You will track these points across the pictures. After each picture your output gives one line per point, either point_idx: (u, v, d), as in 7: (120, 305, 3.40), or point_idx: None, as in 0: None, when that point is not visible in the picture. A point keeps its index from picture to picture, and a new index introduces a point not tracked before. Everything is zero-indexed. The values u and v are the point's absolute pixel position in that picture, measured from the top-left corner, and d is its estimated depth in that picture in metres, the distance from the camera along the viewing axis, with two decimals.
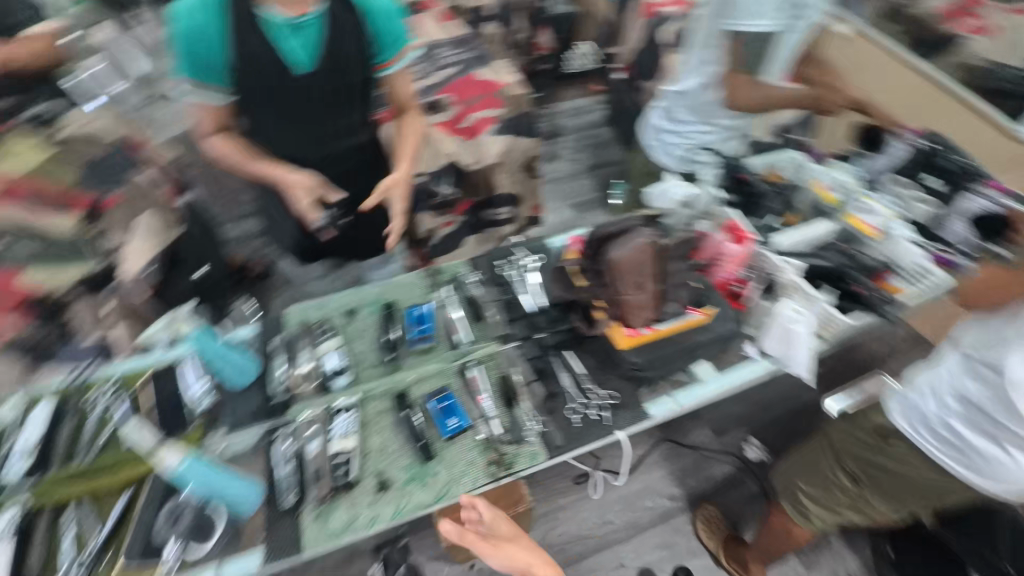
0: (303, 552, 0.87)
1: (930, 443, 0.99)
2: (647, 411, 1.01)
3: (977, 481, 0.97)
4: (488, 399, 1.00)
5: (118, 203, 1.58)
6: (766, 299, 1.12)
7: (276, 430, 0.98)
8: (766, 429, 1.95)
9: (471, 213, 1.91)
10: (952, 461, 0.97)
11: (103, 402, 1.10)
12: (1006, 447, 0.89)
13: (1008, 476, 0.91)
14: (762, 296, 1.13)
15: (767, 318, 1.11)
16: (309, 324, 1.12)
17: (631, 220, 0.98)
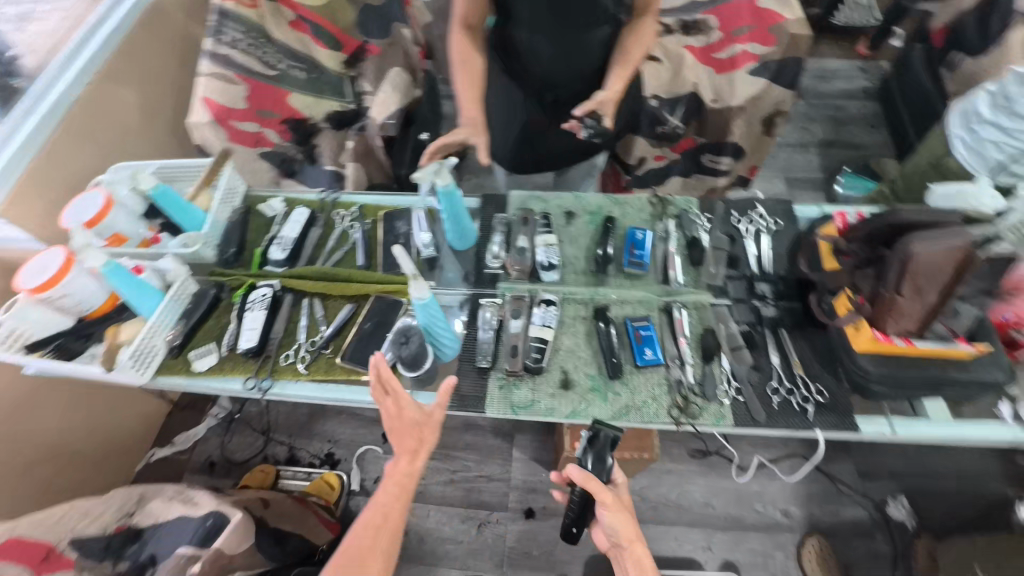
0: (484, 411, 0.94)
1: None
2: (858, 425, 0.90)
3: None
4: (687, 345, 0.97)
5: (375, 53, 1.71)
6: None
7: (483, 298, 1.06)
8: (924, 495, 1.70)
9: (688, 155, 1.79)
10: None
11: (344, 223, 1.26)
12: None
13: None
14: None
15: None
16: (530, 212, 1.14)
17: (946, 215, 0.81)
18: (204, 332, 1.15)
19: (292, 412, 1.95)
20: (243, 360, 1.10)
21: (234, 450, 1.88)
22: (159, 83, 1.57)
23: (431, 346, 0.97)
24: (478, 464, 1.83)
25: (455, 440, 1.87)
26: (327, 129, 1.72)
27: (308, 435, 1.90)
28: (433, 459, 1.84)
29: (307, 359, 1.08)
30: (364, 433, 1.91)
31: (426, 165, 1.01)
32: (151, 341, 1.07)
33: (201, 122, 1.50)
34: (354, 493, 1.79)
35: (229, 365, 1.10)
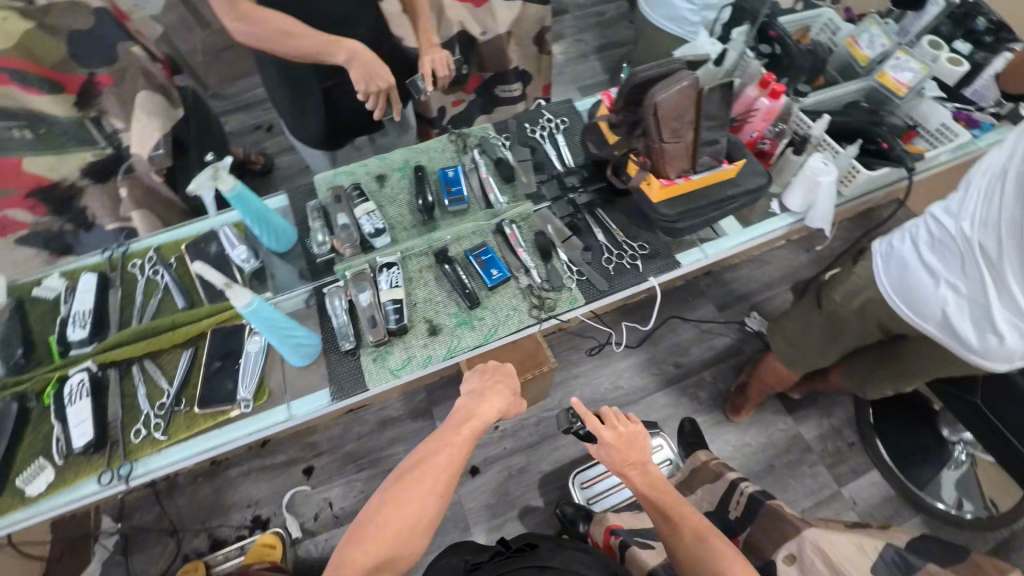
0: (367, 388, 0.94)
1: (880, 267, 1.09)
2: (677, 261, 1.06)
3: (910, 314, 1.05)
4: (525, 252, 1.04)
5: (109, 83, 1.45)
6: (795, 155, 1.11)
7: (326, 287, 1.04)
8: (766, 304, 2.06)
9: (481, 91, 1.85)
10: (893, 292, 1.07)
11: (146, 272, 1.12)
12: (939, 271, 0.98)
13: (930, 302, 1.00)
14: (791, 152, 1.13)
15: (794, 174, 1.13)
16: (341, 189, 1.12)
17: (672, 61, 0.94)
18: (20, 454, 0.96)
19: (192, 499, 1.75)
20: (85, 460, 0.95)
21: (144, 568, 1.65)
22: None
23: (287, 350, 0.93)
24: (409, 452, 1.82)
25: (379, 442, 1.84)
26: (89, 186, 1.48)
27: (222, 511, 1.73)
28: (365, 469, 1.80)
29: (162, 424, 0.97)
30: (282, 480, 1.78)
31: (198, 174, 0.92)
32: None
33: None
34: (297, 540, 1.68)
35: (71, 473, 0.94)
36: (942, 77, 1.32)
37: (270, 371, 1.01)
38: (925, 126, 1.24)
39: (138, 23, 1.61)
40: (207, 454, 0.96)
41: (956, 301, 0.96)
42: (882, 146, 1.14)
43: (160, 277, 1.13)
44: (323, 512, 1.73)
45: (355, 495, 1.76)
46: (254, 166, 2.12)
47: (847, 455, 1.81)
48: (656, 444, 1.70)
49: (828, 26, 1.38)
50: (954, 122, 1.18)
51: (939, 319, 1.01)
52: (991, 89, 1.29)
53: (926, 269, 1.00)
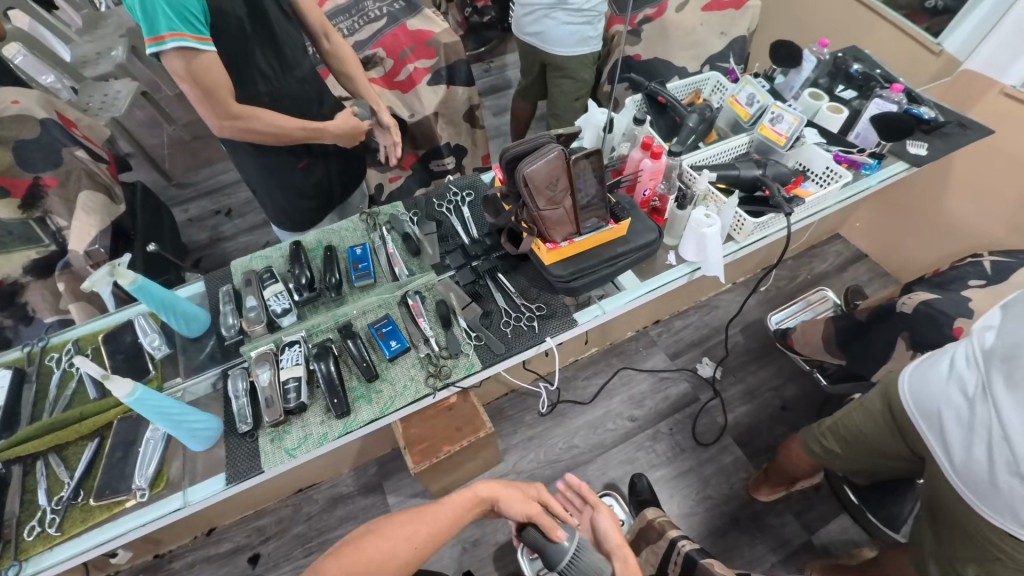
0: (264, 466, 0.94)
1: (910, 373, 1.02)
2: (575, 319, 1.09)
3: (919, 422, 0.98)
4: (426, 322, 1.08)
5: (54, 185, 1.54)
6: (681, 209, 1.17)
7: (232, 368, 1.07)
8: (718, 348, 2.06)
9: (418, 166, 1.97)
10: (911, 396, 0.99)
11: (63, 364, 1.15)
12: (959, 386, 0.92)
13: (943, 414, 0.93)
14: (678, 207, 1.19)
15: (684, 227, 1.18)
16: (253, 273, 1.17)
17: (540, 137, 1.01)
18: None
19: None
20: None
21: None
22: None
23: (180, 436, 0.93)
24: None
25: (330, 521, 1.78)
26: (31, 282, 1.52)
27: None
28: (312, 553, 1.72)
29: (58, 519, 0.95)
30: (228, 570, 1.70)
31: (97, 272, 0.97)
32: None
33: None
34: None
35: None
36: (825, 123, 1.41)
37: (172, 459, 1.01)
38: (812, 169, 1.31)
39: (88, 129, 1.73)
40: (102, 547, 0.94)
41: (969, 419, 0.89)
42: (764, 194, 1.21)
43: (77, 368, 1.15)
44: None
45: None
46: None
47: (813, 501, 1.75)
48: (606, 503, 1.66)
49: (717, 87, 1.50)
50: (835, 164, 1.24)
51: (940, 427, 0.93)
52: (871, 132, 1.36)
53: (954, 379, 0.93)
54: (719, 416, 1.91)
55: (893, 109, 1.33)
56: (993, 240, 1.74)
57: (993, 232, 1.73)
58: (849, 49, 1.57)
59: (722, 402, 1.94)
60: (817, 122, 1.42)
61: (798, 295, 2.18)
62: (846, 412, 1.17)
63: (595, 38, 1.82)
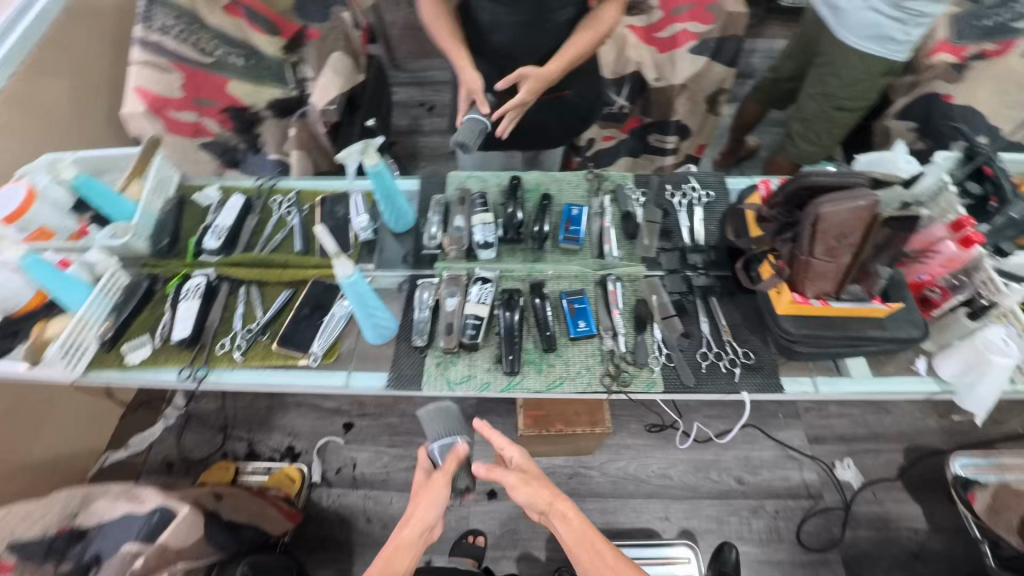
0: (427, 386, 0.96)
1: None
2: (782, 385, 0.94)
3: None
4: (620, 315, 1.00)
5: (316, 37, 1.63)
6: (971, 318, 0.94)
7: (421, 279, 1.08)
8: (869, 456, 1.78)
9: (636, 134, 1.84)
10: None
11: (282, 209, 1.24)
12: None
13: None
14: (964, 312, 0.95)
15: (959, 337, 0.95)
16: (468, 192, 1.15)
17: (854, 175, 0.83)
18: (136, 325, 1.09)
19: (249, 406, 1.91)
20: (177, 351, 1.05)
21: (191, 448, 1.85)
22: (90, 73, 1.52)
23: (365, 325, 0.97)
24: None
25: (417, 427, 1.87)
26: (269, 117, 1.66)
27: (267, 429, 1.87)
28: (395, 446, 1.84)
29: (244, 346, 1.05)
30: (324, 425, 1.88)
31: (351, 145, 1.02)
32: (81, 336, 1.01)
33: (135, 113, 1.43)
34: (315, 484, 1.77)
35: (162, 356, 1.05)
36: None
37: (346, 337, 1.06)
38: None
39: None
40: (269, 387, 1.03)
41: None
42: None
43: (291, 217, 1.23)
44: (345, 470, 1.80)
45: (378, 466, 1.80)
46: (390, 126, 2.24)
47: None
48: (684, 556, 1.51)
49: None
50: None
51: None
52: None
53: None
54: (838, 528, 1.67)
55: None
56: None
57: None
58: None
59: (849, 514, 1.69)
60: None
61: (999, 443, 1.78)
62: None
63: (902, 46, 1.44)
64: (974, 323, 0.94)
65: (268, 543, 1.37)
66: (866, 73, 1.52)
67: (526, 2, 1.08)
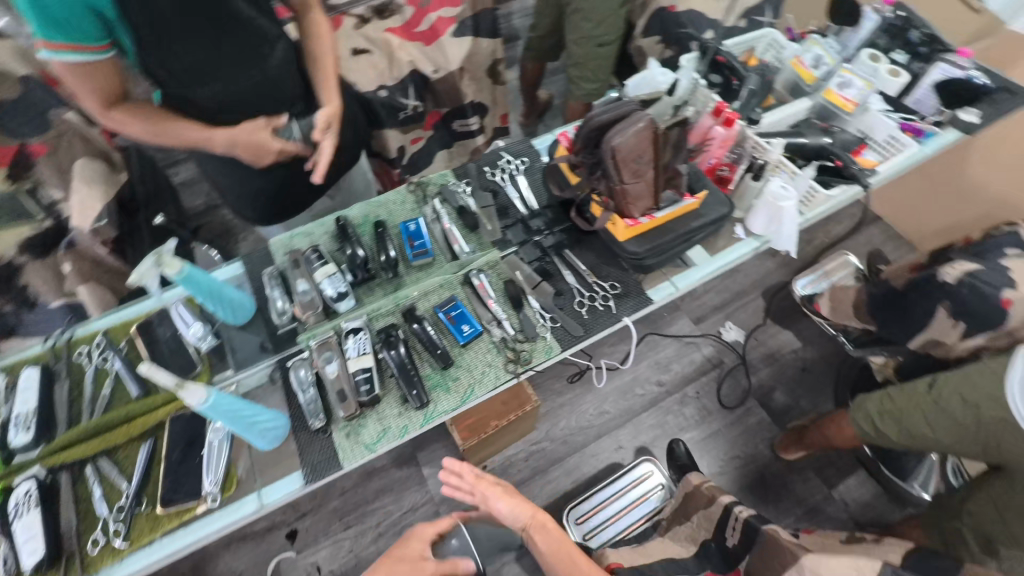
0: (348, 461, 0.91)
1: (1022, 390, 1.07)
2: (650, 297, 1.05)
3: None
4: (495, 303, 1.02)
5: (43, 152, 1.37)
6: (756, 179, 1.12)
7: (291, 360, 1.02)
8: (741, 312, 2.08)
9: (440, 127, 1.86)
10: None
11: (95, 358, 1.04)
12: None
13: None
14: (750, 177, 1.14)
15: (755, 198, 1.14)
16: (299, 252, 1.08)
17: (626, 103, 0.93)
18: None
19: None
20: None
21: None
22: None
23: (251, 436, 0.88)
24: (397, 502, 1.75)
25: (364, 494, 1.76)
26: (28, 262, 1.37)
27: None
28: (351, 525, 1.71)
29: (123, 530, 0.89)
30: (266, 547, 1.69)
31: (140, 262, 0.88)
32: None
33: None
34: None
35: None
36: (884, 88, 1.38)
37: (240, 457, 0.96)
38: (874, 137, 1.28)
39: None
40: (176, 554, 0.89)
41: None
42: (837, 164, 1.15)
43: (110, 363, 1.05)
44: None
45: (343, 554, 1.67)
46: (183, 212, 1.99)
47: (833, 458, 1.83)
48: (643, 472, 1.69)
49: (772, 45, 1.43)
50: (900, 132, 1.23)
51: None
52: (932, 97, 1.34)
53: None
54: (744, 380, 1.94)
55: (958, 75, 1.29)
56: (1005, 203, 1.90)
57: (1004, 189, 1.89)
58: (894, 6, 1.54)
59: (746, 365, 1.97)
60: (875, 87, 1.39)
61: (817, 257, 2.19)
62: (905, 399, 1.28)
63: None
64: (758, 181, 1.13)
65: None
66: (604, 7, 1.72)
67: (246, 59, 1.03)
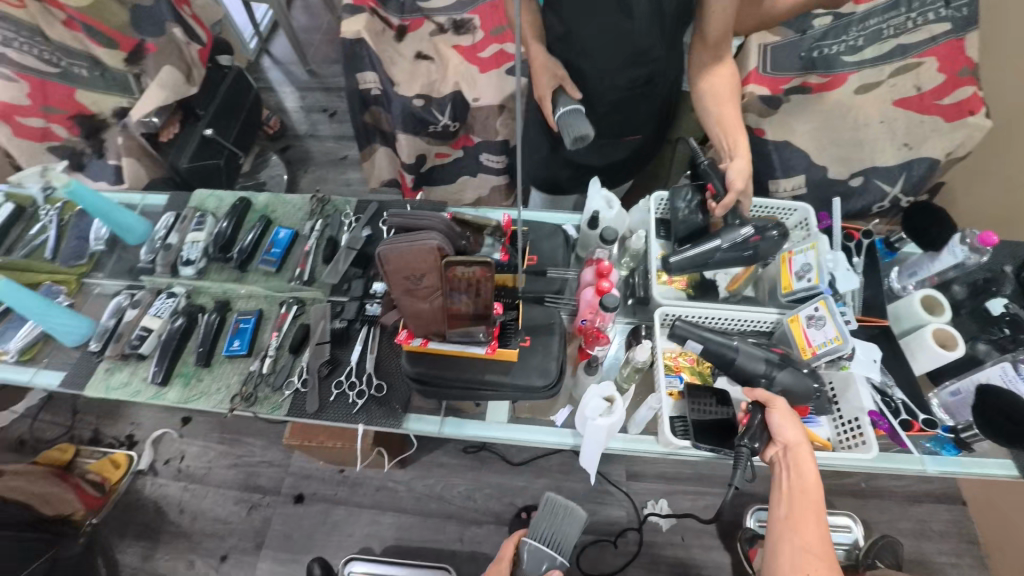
0: (87, 395, 1.04)
1: None
2: (402, 423, 0.94)
3: None
4: (276, 337, 1.04)
5: (152, 52, 1.71)
6: (585, 375, 0.92)
7: (134, 289, 1.15)
8: (683, 500, 1.70)
9: (468, 152, 1.81)
10: None
11: (44, 217, 1.29)
12: None
13: None
14: (586, 369, 0.93)
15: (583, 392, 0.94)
16: (196, 210, 1.24)
17: (428, 216, 0.79)
18: None
19: None
20: None
21: (44, 430, 1.91)
22: None
23: (53, 333, 1.07)
24: (263, 449, 1.86)
25: (245, 424, 1.92)
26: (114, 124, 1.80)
27: (114, 420, 1.94)
28: (223, 443, 1.88)
29: None
30: (165, 416, 1.94)
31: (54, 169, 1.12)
32: None
33: None
34: (141, 473, 1.83)
35: None
36: (912, 354, 0.97)
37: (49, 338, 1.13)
38: (838, 407, 0.91)
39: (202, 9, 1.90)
40: None
41: None
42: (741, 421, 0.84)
43: (54, 225, 1.27)
44: (173, 461, 1.86)
45: (203, 460, 1.85)
46: (268, 131, 2.39)
47: None
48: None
49: (804, 226, 1.07)
50: (865, 420, 0.86)
51: None
52: None
53: None
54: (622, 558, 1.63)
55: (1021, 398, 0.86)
56: None
57: None
58: (1003, 245, 1.10)
59: (635, 555, 1.62)
60: (901, 345, 0.99)
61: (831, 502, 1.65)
62: None
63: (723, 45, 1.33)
64: (594, 375, 0.93)
65: (41, 521, 1.47)
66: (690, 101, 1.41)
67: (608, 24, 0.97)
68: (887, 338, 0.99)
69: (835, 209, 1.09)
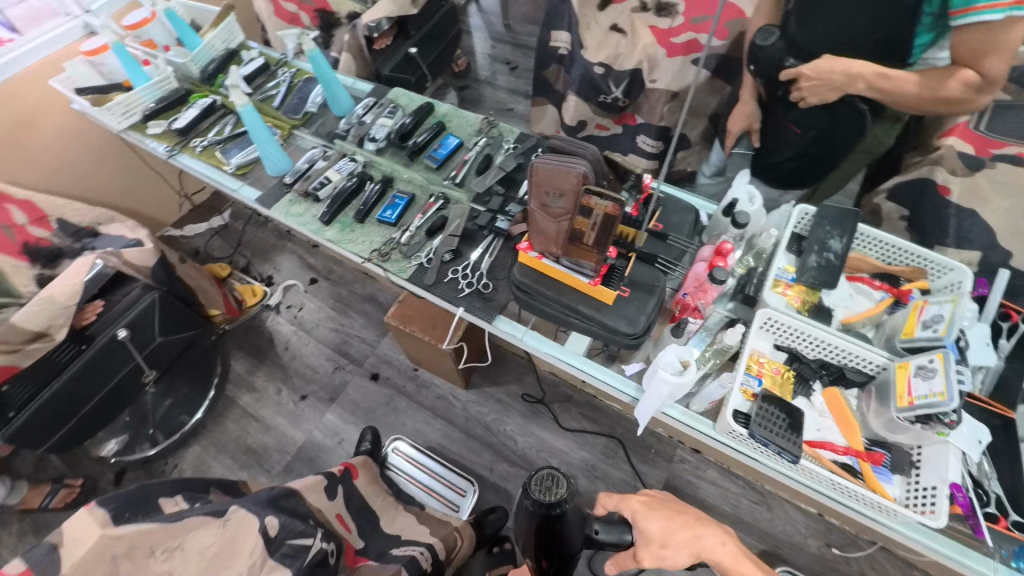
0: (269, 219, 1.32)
1: None
2: (492, 320, 1.08)
3: None
4: (417, 219, 1.22)
5: None
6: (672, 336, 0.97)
7: (327, 148, 1.41)
8: None
9: (626, 131, 1.86)
10: None
11: (282, 75, 1.60)
12: None
13: None
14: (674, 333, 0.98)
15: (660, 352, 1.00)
16: (391, 102, 1.46)
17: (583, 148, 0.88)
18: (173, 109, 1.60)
19: (261, 236, 2.39)
20: (171, 136, 1.53)
21: (215, 248, 2.36)
22: None
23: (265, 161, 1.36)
24: (361, 326, 2.14)
25: (354, 302, 2.20)
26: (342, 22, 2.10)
27: (264, 260, 2.33)
28: (333, 309, 2.19)
29: (204, 148, 1.48)
30: (299, 272, 2.30)
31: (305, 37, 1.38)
32: (134, 103, 1.56)
33: None
34: (269, 307, 2.20)
35: (162, 136, 1.54)
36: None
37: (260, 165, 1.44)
38: (918, 470, 0.86)
39: None
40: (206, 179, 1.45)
41: None
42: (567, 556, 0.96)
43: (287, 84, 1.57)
44: (293, 308, 2.20)
45: (316, 316, 2.18)
46: (455, 69, 2.64)
47: None
48: (464, 488, 1.74)
49: (956, 288, 0.98)
50: (943, 491, 0.80)
51: None
52: None
53: None
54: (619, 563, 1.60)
55: None
56: None
57: None
58: None
59: None
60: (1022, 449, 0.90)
61: None
62: None
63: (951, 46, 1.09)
64: (678, 338, 0.97)
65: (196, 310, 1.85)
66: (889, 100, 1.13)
67: None
68: (1007, 432, 0.91)
69: (999, 282, 1.00)
